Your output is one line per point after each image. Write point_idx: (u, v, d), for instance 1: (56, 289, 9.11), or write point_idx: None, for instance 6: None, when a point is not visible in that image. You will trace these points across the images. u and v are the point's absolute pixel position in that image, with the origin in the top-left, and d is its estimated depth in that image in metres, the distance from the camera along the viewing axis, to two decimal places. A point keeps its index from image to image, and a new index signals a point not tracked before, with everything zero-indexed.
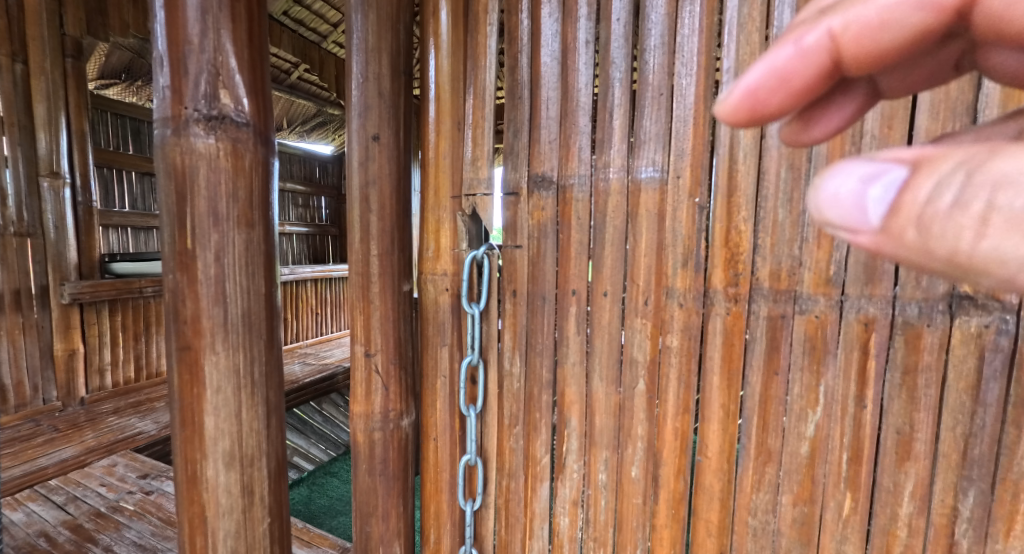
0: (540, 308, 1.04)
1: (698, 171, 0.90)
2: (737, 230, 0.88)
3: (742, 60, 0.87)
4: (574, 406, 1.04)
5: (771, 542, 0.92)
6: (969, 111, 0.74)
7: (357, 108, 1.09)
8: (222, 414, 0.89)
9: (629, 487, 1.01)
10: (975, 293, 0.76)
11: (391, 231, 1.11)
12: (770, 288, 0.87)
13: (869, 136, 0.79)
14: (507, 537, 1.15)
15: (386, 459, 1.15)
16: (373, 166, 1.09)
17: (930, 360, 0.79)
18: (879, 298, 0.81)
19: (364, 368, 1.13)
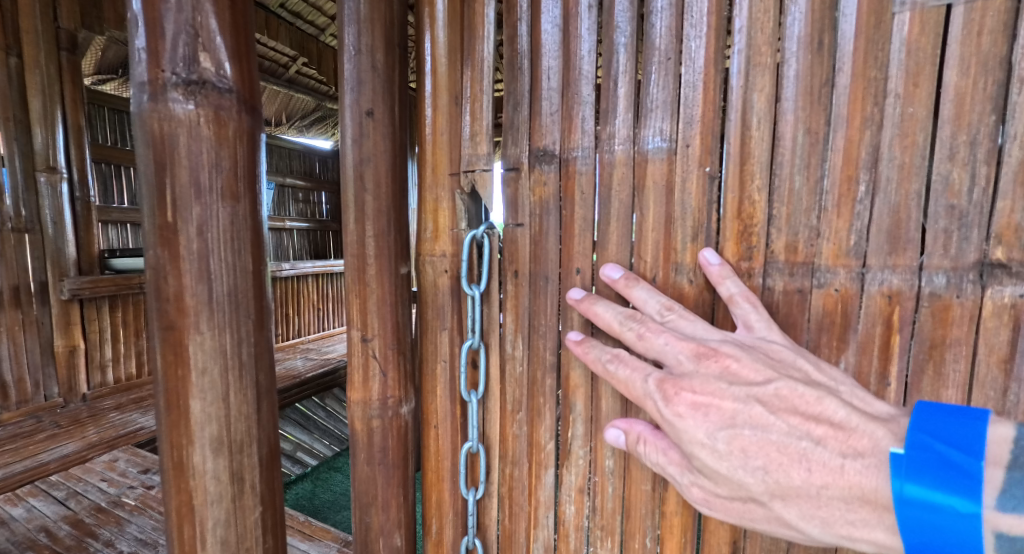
0: (543, 287, 0.99)
1: (708, 139, 0.85)
2: (750, 200, 0.83)
3: (756, 19, 0.81)
4: (579, 390, 0.99)
5: None
6: (1002, 65, 0.70)
7: (350, 82, 1.04)
8: (208, 397, 0.85)
9: (637, 472, 0.97)
10: (1008, 260, 0.71)
11: (386, 211, 1.07)
12: (785, 261, 0.82)
13: (892, 96, 0.74)
14: (511, 526, 1.11)
15: (385, 448, 1.10)
16: (368, 143, 1.05)
17: (960, 331, 0.74)
18: (903, 268, 0.76)
19: (361, 353, 1.09)
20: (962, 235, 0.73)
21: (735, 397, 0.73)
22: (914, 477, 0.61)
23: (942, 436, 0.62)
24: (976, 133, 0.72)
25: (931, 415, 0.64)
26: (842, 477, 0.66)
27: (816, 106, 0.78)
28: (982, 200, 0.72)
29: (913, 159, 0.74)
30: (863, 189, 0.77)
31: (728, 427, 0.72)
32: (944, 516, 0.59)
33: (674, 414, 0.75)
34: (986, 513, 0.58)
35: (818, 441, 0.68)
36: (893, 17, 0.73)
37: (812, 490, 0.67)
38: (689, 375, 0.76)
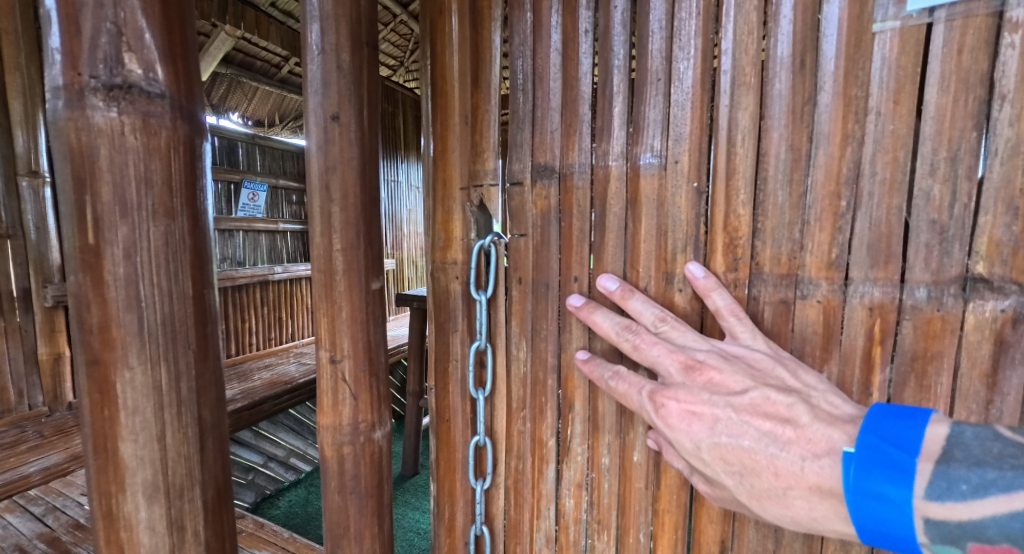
0: (547, 298, 0.98)
1: (697, 155, 0.85)
2: (736, 215, 0.83)
3: (740, 41, 0.81)
4: (579, 391, 0.98)
5: (774, 529, 0.86)
6: (983, 82, 0.69)
7: (315, 84, 1.02)
8: (140, 438, 0.83)
9: (632, 471, 0.96)
10: (990, 275, 0.71)
11: (355, 222, 1.06)
12: (771, 273, 0.82)
13: (874, 113, 0.74)
14: (517, 518, 1.09)
15: (357, 475, 1.10)
16: (335, 149, 1.03)
17: (942, 345, 0.74)
18: (885, 281, 0.76)
19: (330, 375, 1.07)
20: (944, 249, 0.73)
21: (718, 406, 0.73)
22: (857, 475, 0.61)
23: (890, 438, 0.62)
24: (957, 149, 0.71)
25: (881, 418, 0.63)
26: (801, 478, 0.66)
27: (799, 124, 0.78)
28: (963, 215, 0.71)
29: (895, 174, 0.74)
30: (846, 205, 0.77)
31: (709, 435, 0.73)
32: (883, 510, 0.60)
33: (667, 425, 0.76)
34: (917, 502, 0.59)
35: (784, 446, 0.68)
36: (874, 36, 0.74)
37: (780, 490, 0.68)
38: (676, 385, 0.76)
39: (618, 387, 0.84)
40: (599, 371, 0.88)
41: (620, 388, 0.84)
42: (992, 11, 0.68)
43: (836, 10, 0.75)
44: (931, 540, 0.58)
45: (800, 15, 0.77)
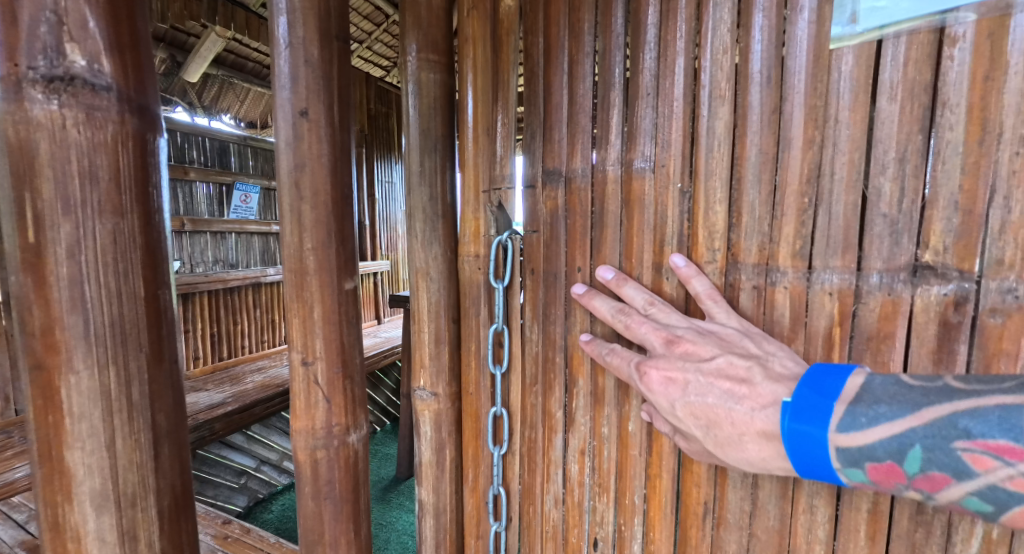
0: (555, 287, 1.07)
1: (678, 159, 0.93)
2: (712, 212, 0.92)
3: (717, 60, 0.89)
4: (584, 367, 1.06)
5: (751, 493, 0.93)
6: (927, 91, 0.77)
7: (286, 78, 1.07)
8: (87, 447, 0.87)
9: (628, 439, 1.03)
10: (936, 262, 0.78)
11: (325, 221, 1.11)
12: (754, 264, 0.90)
13: (838, 121, 0.82)
14: (531, 480, 1.18)
15: (331, 480, 1.16)
16: (304, 144, 1.08)
17: (893, 326, 0.82)
18: (844, 268, 0.84)
19: (304, 378, 1.13)
20: (894, 240, 0.81)
21: (691, 372, 0.82)
22: (790, 418, 0.73)
23: (822, 390, 0.73)
24: (905, 150, 0.79)
25: (819, 375, 0.75)
26: (751, 424, 0.76)
27: (770, 130, 0.86)
28: (911, 209, 0.79)
29: (852, 174, 0.82)
30: (809, 202, 0.85)
31: (681, 396, 0.82)
32: (810, 445, 0.72)
33: (651, 392, 0.85)
34: (831, 436, 0.71)
35: (739, 400, 0.78)
36: (831, 53, 0.81)
37: (737, 436, 0.78)
38: (658, 356, 0.86)
39: (612, 361, 0.93)
40: (598, 351, 0.97)
41: (614, 362, 0.93)
42: (934, 28, 0.75)
43: (805, 31, 0.83)
44: (845, 466, 0.71)
45: (771, 34, 0.85)
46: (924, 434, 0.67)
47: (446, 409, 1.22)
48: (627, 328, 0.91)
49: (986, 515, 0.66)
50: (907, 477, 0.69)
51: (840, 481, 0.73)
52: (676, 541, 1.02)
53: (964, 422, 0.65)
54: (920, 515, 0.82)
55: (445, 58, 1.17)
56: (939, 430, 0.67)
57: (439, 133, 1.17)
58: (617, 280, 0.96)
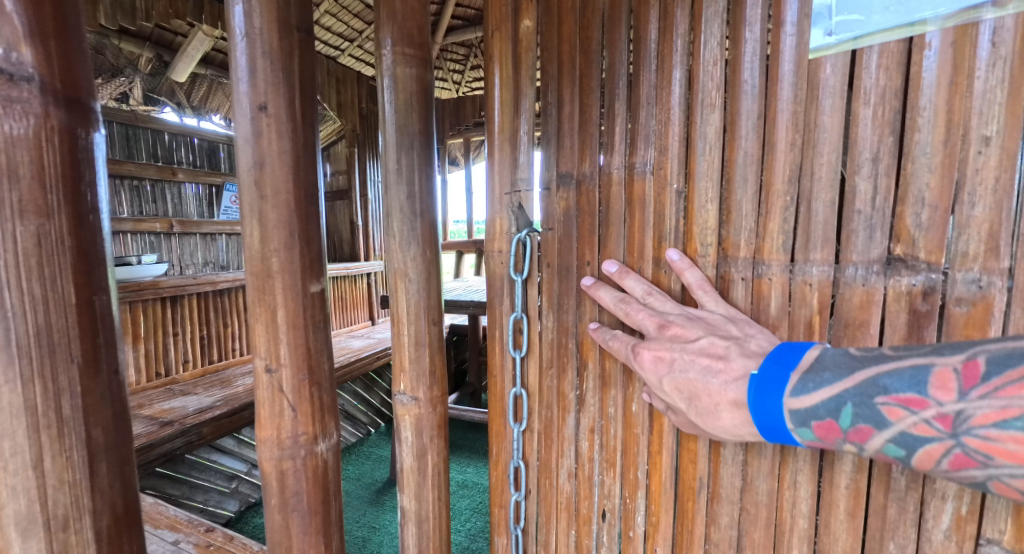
0: (569, 279, 1.13)
1: (672, 161, 1.00)
2: (703, 210, 0.98)
3: (708, 70, 0.95)
4: (593, 352, 1.12)
5: (740, 468, 1.00)
6: (897, 96, 0.82)
7: (244, 71, 1.09)
8: (11, 466, 0.76)
9: (633, 418, 1.09)
10: (906, 255, 0.84)
11: (287, 220, 1.13)
12: (747, 257, 0.96)
13: (818, 125, 0.88)
14: (548, 457, 1.23)
15: (299, 490, 1.20)
16: (265, 139, 1.10)
17: (866, 315, 0.88)
18: (823, 262, 0.90)
19: (269, 386, 1.16)
20: (869, 235, 0.86)
21: (677, 351, 0.90)
22: (755, 389, 0.82)
23: (785, 363, 0.82)
24: (878, 151, 0.85)
25: (786, 351, 0.84)
26: (724, 395, 0.85)
27: (762, 132, 0.92)
28: (884, 205, 0.85)
29: (828, 174, 0.88)
30: (789, 199, 0.91)
31: (668, 372, 0.91)
32: (768, 410, 0.81)
33: (643, 370, 0.94)
34: (788, 402, 0.80)
35: (716, 374, 0.86)
36: (811, 62, 0.87)
37: (713, 406, 0.86)
38: (652, 339, 0.94)
39: (614, 347, 1.01)
40: (603, 338, 1.04)
41: (615, 345, 1.01)
42: (903, 38, 0.81)
43: (791, 41, 0.88)
44: (795, 425, 0.80)
45: (762, 45, 0.91)
46: (854, 392, 0.77)
47: (427, 414, 1.30)
48: (628, 315, 0.99)
49: (907, 461, 0.75)
50: (843, 432, 0.78)
51: (794, 442, 0.81)
52: (675, 515, 1.09)
53: (884, 379, 0.76)
54: (892, 492, 0.89)
55: (421, 52, 1.23)
56: (864, 388, 0.77)
57: (416, 129, 1.24)
58: (619, 273, 1.03)
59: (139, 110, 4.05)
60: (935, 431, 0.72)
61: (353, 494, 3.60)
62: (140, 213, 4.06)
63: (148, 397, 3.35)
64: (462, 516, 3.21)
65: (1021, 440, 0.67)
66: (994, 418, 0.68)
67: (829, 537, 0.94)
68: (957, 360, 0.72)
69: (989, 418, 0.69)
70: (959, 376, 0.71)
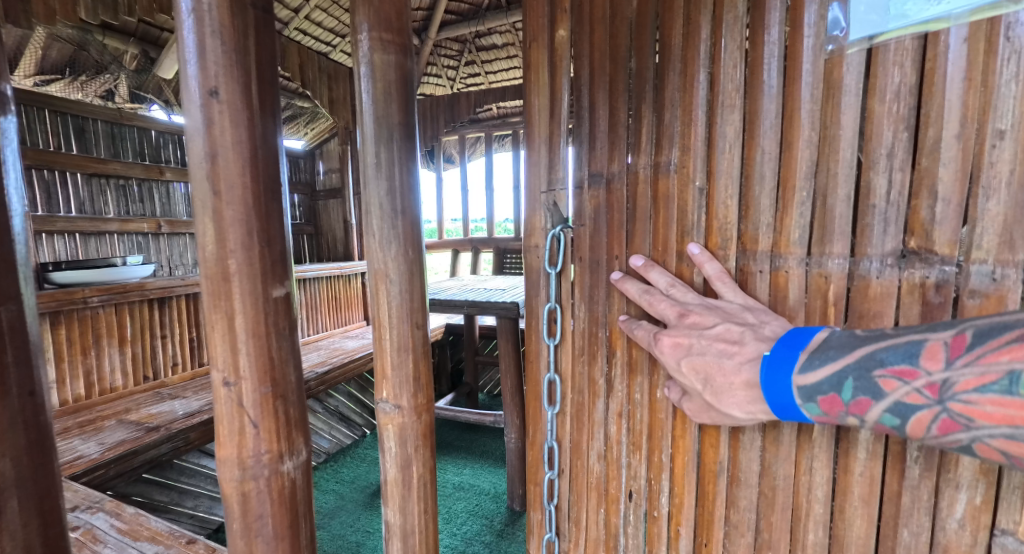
0: (600, 273, 1.14)
1: (693, 158, 1.01)
2: (723, 205, 0.99)
3: (727, 72, 0.97)
4: (621, 341, 1.13)
5: (757, 454, 1.02)
6: (912, 93, 0.84)
7: (191, 52, 1.03)
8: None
9: (659, 403, 1.10)
10: (919, 248, 0.86)
11: (245, 218, 1.07)
12: (769, 250, 0.97)
13: (837, 122, 0.89)
14: (578, 439, 1.24)
15: (264, 511, 1.14)
16: (217, 128, 1.04)
17: (881, 306, 0.89)
18: (837, 255, 0.92)
19: (228, 400, 1.09)
20: (884, 228, 0.88)
21: (696, 337, 0.92)
22: (767, 369, 0.84)
23: (796, 345, 0.84)
24: (893, 147, 0.86)
25: (799, 334, 0.85)
26: (738, 375, 0.87)
27: (784, 128, 0.93)
28: (899, 199, 0.87)
29: (842, 170, 0.90)
30: (804, 194, 0.93)
31: (685, 356, 0.92)
32: (779, 388, 0.83)
33: (662, 355, 0.96)
34: (796, 380, 0.82)
35: (731, 356, 0.88)
36: (829, 60, 0.88)
37: (728, 385, 0.88)
38: (674, 326, 0.96)
39: (640, 336, 1.02)
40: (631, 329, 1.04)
41: (639, 334, 1.02)
42: (918, 36, 0.82)
43: (811, 39, 0.89)
44: (802, 401, 0.82)
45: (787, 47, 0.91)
46: (854, 366, 0.80)
47: (409, 424, 1.29)
48: (658, 307, 0.99)
49: (902, 431, 0.77)
50: (845, 405, 0.80)
51: (802, 418, 0.83)
52: (697, 503, 1.10)
53: (881, 353, 0.79)
54: (906, 480, 0.91)
55: (398, 37, 1.22)
56: (864, 362, 0.79)
57: (396, 120, 1.23)
58: (644, 266, 1.04)
59: (126, 107, 4.04)
60: (924, 399, 0.75)
61: (348, 497, 3.55)
62: (127, 213, 4.02)
63: (136, 401, 3.28)
64: (458, 519, 3.18)
65: (999, 402, 0.70)
66: (974, 383, 0.72)
67: (843, 522, 0.96)
68: (947, 335, 0.75)
69: (972, 383, 0.72)
70: (947, 347, 0.75)
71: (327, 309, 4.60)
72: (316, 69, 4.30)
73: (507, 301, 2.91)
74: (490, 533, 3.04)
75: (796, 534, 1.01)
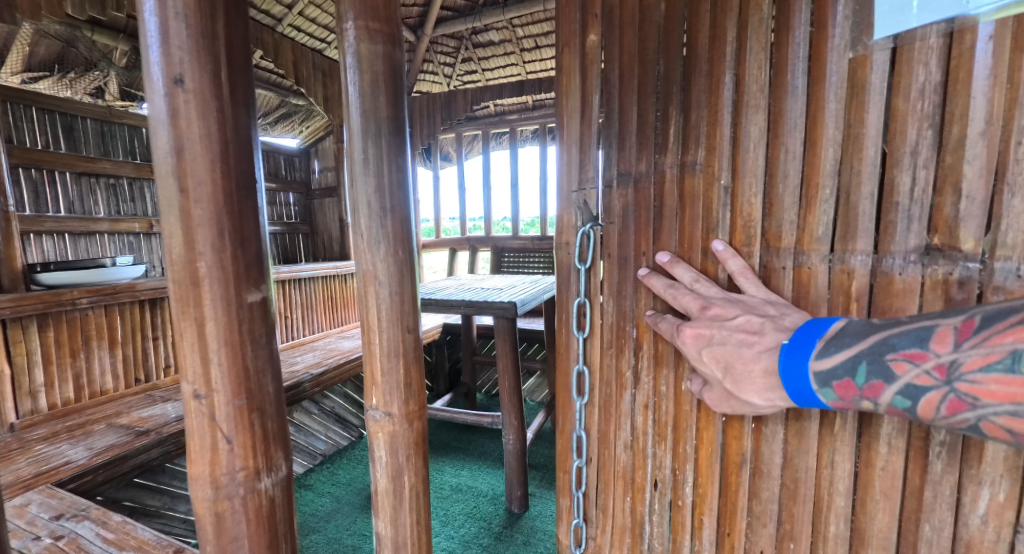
0: (627, 269, 1.13)
1: (718, 158, 1.01)
2: (747, 203, 0.99)
3: (751, 73, 0.97)
4: (647, 334, 1.12)
5: (779, 447, 1.03)
6: (937, 91, 0.84)
7: (154, 36, 1.05)
8: None
9: (683, 395, 1.10)
10: (942, 245, 0.86)
11: (213, 217, 1.11)
12: (794, 247, 0.97)
13: (861, 121, 0.89)
14: (608, 429, 1.22)
15: (240, 524, 1.18)
16: (180, 116, 1.06)
17: (904, 302, 0.89)
18: (860, 252, 0.92)
19: (198, 415, 1.13)
20: (908, 225, 0.88)
21: (718, 329, 0.92)
22: (786, 356, 0.85)
23: (816, 334, 0.84)
24: (917, 144, 0.86)
25: (817, 325, 0.86)
26: (757, 363, 0.87)
27: (811, 125, 0.93)
28: (922, 196, 0.87)
29: (866, 167, 0.90)
30: (828, 192, 0.93)
31: (705, 346, 0.93)
32: (797, 374, 0.84)
33: (683, 345, 0.96)
34: (812, 365, 0.82)
35: (754, 347, 0.88)
36: (855, 59, 0.89)
37: (747, 372, 0.88)
38: (697, 318, 0.96)
39: (664, 329, 1.02)
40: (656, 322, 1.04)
41: (665, 328, 1.02)
42: (943, 33, 0.83)
43: (838, 36, 0.89)
44: (819, 386, 0.82)
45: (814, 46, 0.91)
46: (868, 351, 0.80)
47: (400, 431, 1.29)
48: (684, 301, 0.99)
49: (913, 414, 0.79)
50: (859, 389, 0.81)
51: (818, 403, 0.84)
52: (720, 498, 1.10)
53: (893, 339, 0.80)
54: (929, 475, 0.91)
55: (386, 26, 1.20)
56: (877, 347, 0.80)
57: (383, 114, 1.21)
58: (671, 262, 1.04)
59: (117, 105, 3.97)
60: (933, 381, 0.76)
61: (344, 499, 3.51)
62: (118, 213, 3.96)
63: (127, 403, 3.21)
64: (456, 522, 3.16)
65: (1004, 381, 0.72)
66: (980, 363, 0.73)
67: (865, 515, 0.97)
68: (956, 320, 0.77)
69: (979, 363, 0.73)
70: (955, 331, 0.76)
71: (323, 309, 4.56)
72: (310, 65, 4.23)
73: (505, 301, 2.89)
74: (487, 536, 3.01)
75: (818, 526, 1.01)
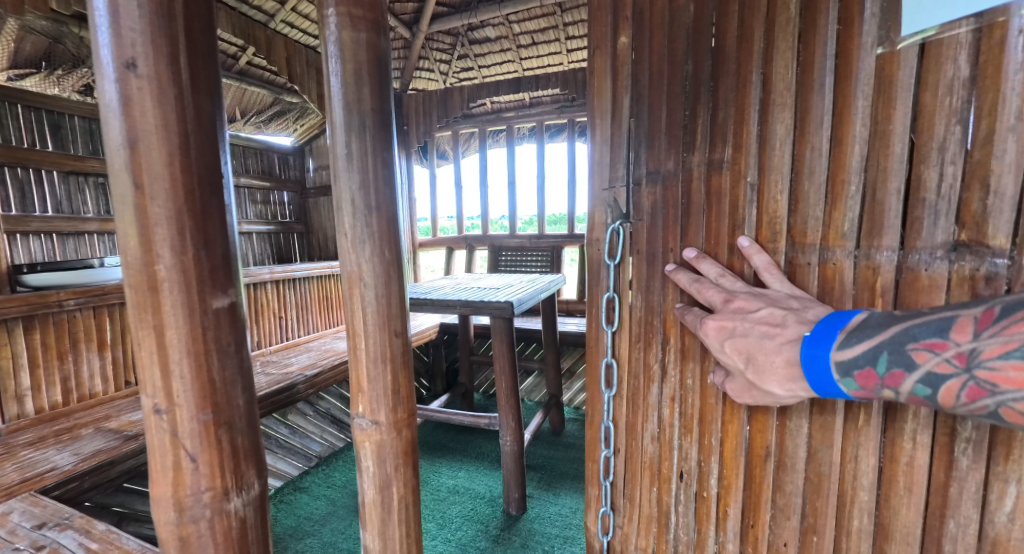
0: (656, 265, 1.12)
1: (745, 154, 1.00)
2: (773, 200, 0.99)
3: (775, 71, 0.96)
4: (674, 329, 1.11)
5: (804, 443, 1.02)
6: (966, 86, 0.83)
7: (104, 15, 1.01)
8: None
9: (709, 389, 1.09)
10: (970, 241, 0.85)
11: (174, 217, 1.07)
12: (820, 243, 0.96)
13: (887, 117, 0.89)
14: (635, 422, 1.21)
15: (213, 542, 1.16)
16: (134, 105, 1.02)
17: (930, 297, 0.89)
18: (886, 248, 0.91)
19: (158, 429, 1.10)
20: (933, 221, 0.88)
21: (740, 322, 0.91)
22: (808, 345, 0.84)
23: (838, 325, 0.84)
24: (946, 140, 0.86)
25: (839, 317, 0.85)
26: (779, 354, 0.86)
27: (841, 122, 0.92)
28: (949, 191, 0.86)
29: (892, 163, 0.89)
30: (854, 188, 0.92)
31: (727, 338, 0.92)
32: (818, 363, 0.83)
33: (705, 337, 0.96)
34: (833, 354, 0.82)
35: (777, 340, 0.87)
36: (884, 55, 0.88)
37: (769, 363, 0.87)
38: (721, 311, 0.95)
39: (689, 322, 1.01)
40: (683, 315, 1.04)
41: (691, 321, 1.01)
42: (971, 28, 0.82)
43: (868, 31, 0.89)
44: (840, 376, 0.81)
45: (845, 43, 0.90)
46: (890, 342, 0.79)
47: (388, 440, 1.26)
48: (708, 294, 0.99)
49: (933, 402, 0.78)
50: (880, 378, 0.80)
51: (839, 393, 0.83)
52: (744, 493, 1.09)
53: (914, 329, 0.79)
54: (955, 472, 0.90)
55: (370, 13, 1.17)
56: (898, 338, 0.79)
57: (367, 106, 1.18)
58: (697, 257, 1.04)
59: None
60: (953, 368, 0.76)
61: (339, 502, 3.47)
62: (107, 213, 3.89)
63: (117, 407, 3.14)
64: (452, 525, 3.13)
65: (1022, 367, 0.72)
66: (999, 351, 0.73)
67: (889, 511, 0.96)
68: (976, 310, 0.76)
69: (1000, 350, 0.73)
70: (975, 320, 0.76)
71: (318, 309, 4.52)
72: (303, 62, 4.17)
73: (501, 301, 2.87)
74: (484, 539, 2.98)
75: (841, 521, 1.01)
